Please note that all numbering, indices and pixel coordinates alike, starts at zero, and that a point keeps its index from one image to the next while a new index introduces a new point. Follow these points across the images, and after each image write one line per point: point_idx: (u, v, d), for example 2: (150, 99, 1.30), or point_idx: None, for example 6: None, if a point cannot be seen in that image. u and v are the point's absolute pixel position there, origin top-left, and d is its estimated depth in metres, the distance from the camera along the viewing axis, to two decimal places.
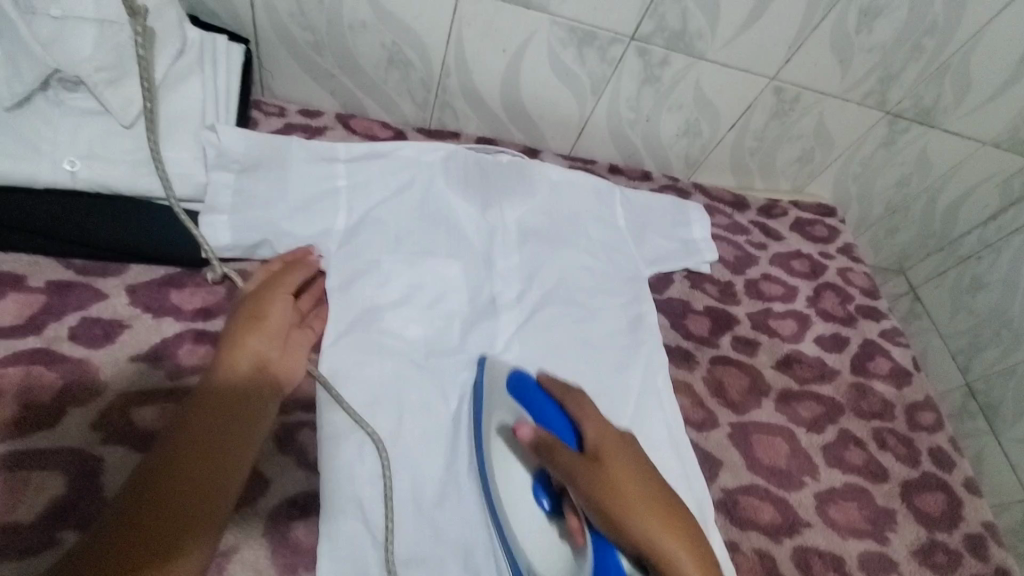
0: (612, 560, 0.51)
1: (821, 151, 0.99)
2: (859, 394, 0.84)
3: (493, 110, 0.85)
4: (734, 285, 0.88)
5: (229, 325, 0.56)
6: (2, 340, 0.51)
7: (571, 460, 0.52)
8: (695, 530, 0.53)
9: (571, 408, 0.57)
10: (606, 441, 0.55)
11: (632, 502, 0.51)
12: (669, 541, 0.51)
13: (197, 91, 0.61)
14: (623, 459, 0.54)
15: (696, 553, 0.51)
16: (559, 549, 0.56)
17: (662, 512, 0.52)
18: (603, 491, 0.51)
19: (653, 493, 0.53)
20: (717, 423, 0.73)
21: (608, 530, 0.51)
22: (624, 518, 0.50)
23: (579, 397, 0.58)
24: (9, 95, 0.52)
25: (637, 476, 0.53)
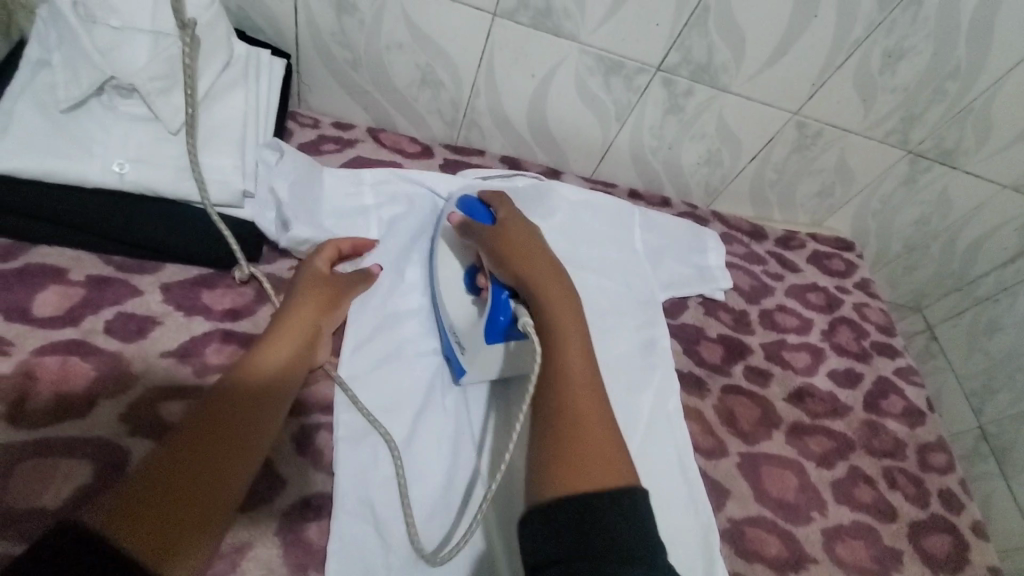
0: (500, 297, 0.63)
1: (841, 186, 1.00)
2: (870, 431, 0.83)
3: (519, 131, 0.87)
4: (749, 314, 0.89)
5: (297, 308, 0.59)
6: (42, 330, 0.54)
7: (479, 228, 0.67)
8: (570, 291, 0.61)
9: (491, 205, 0.71)
10: (512, 219, 0.68)
11: (516, 249, 0.64)
12: (549, 286, 0.60)
13: (240, 104, 0.64)
14: (517, 226, 0.67)
15: (568, 300, 0.60)
16: (470, 314, 0.68)
17: (552, 270, 0.62)
18: (498, 243, 0.64)
19: (545, 257, 0.64)
20: (727, 452, 0.73)
21: (499, 270, 0.63)
22: (510, 256, 0.63)
23: (502, 198, 0.72)
24: (66, 98, 0.56)
25: (531, 245, 0.65)
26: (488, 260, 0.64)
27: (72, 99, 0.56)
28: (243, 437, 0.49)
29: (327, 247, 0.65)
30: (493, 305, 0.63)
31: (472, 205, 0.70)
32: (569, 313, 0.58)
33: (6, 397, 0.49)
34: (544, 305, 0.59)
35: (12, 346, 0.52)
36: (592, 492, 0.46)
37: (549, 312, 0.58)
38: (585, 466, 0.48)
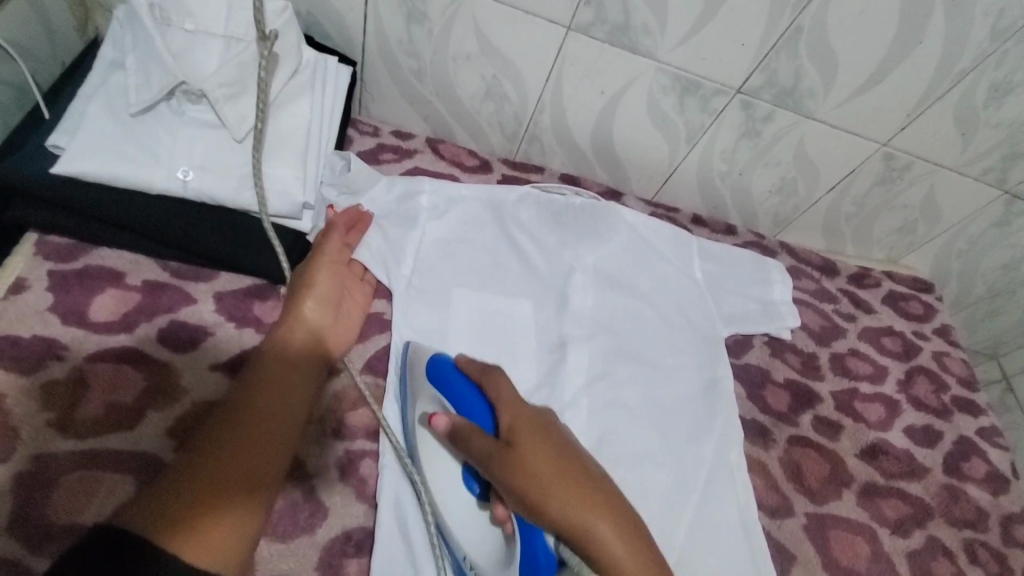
0: (537, 544, 0.47)
1: (925, 224, 0.92)
2: (951, 497, 0.75)
3: (581, 149, 0.84)
4: (818, 357, 0.82)
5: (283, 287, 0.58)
6: (96, 336, 0.53)
7: (485, 448, 0.48)
8: (622, 509, 0.46)
9: (490, 392, 0.52)
10: (520, 424, 0.49)
11: (543, 481, 0.45)
12: (603, 532, 0.44)
13: (305, 111, 0.62)
14: (534, 444, 0.47)
15: (624, 531, 0.45)
16: (492, 537, 0.52)
17: (594, 496, 0.46)
18: (514, 478, 0.46)
19: (580, 487, 0.46)
20: (792, 511, 0.67)
21: (528, 514, 0.46)
22: (537, 496, 0.45)
23: (495, 376, 0.54)
24: (137, 101, 0.55)
25: (558, 459, 0.47)
26: (504, 495, 0.47)
27: (141, 103, 0.55)
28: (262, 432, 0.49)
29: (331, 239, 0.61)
30: (526, 559, 0.47)
31: (447, 380, 0.56)
32: (630, 552, 0.44)
33: (58, 403, 0.49)
34: (603, 559, 0.44)
35: (66, 351, 0.51)
36: None
37: (616, 574, 0.43)
38: None
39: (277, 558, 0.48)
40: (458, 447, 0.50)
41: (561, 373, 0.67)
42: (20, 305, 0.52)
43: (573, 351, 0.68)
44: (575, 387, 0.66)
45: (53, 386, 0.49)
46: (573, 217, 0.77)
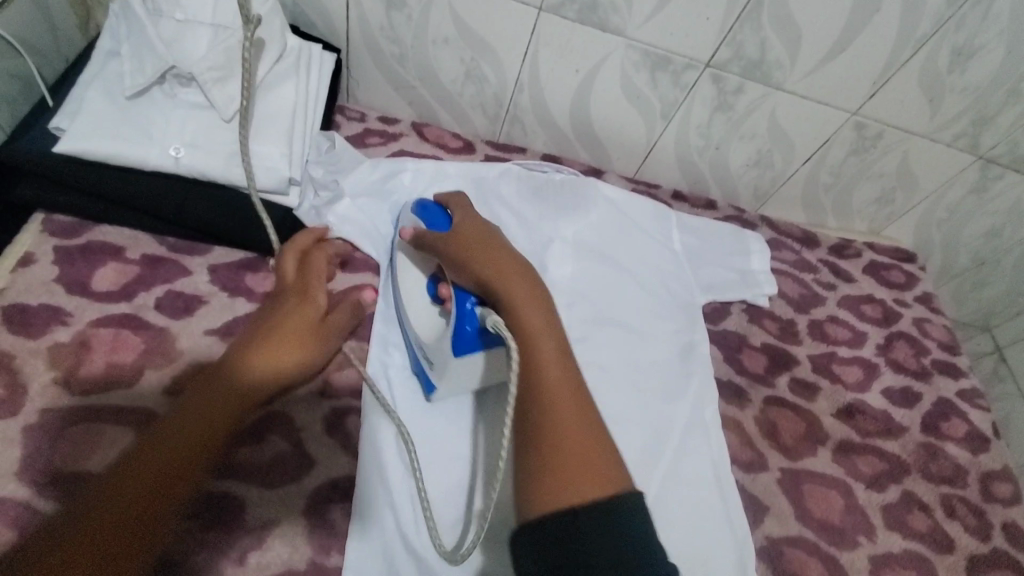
0: (463, 306, 0.58)
1: (902, 193, 0.94)
2: (928, 455, 0.77)
3: (561, 128, 0.87)
4: (797, 323, 0.84)
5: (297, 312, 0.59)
6: (98, 303, 0.57)
7: (435, 237, 0.62)
8: (535, 283, 0.56)
9: (451, 208, 0.66)
10: (470, 220, 0.63)
11: (473, 248, 0.58)
12: (515, 289, 0.54)
13: (290, 95, 0.66)
14: (475, 228, 0.61)
15: (530, 296, 0.54)
16: (436, 324, 0.64)
17: (512, 267, 0.56)
18: (455, 250, 0.59)
19: (506, 257, 0.58)
20: (767, 466, 0.69)
21: (460, 274, 0.58)
22: (463, 258, 0.58)
23: (460, 199, 0.67)
24: (132, 85, 0.59)
25: (492, 242, 0.59)
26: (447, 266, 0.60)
27: (136, 86, 0.59)
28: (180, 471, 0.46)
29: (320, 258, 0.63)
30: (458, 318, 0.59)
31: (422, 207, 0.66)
32: (530, 309, 0.53)
33: (63, 363, 0.53)
34: (506, 303, 0.54)
35: (71, 317, 0.55)
36: (591, 500, 0.42)
37: (518, 315, 0.53)
38: (569, 472, 0.43)
39: (268, 502, 0.51)
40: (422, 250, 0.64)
41: None
42: (28, 276, 0.56)
43: None
44: None
45: (59, 348, 0.53)
46: (553, 191, 0.81)
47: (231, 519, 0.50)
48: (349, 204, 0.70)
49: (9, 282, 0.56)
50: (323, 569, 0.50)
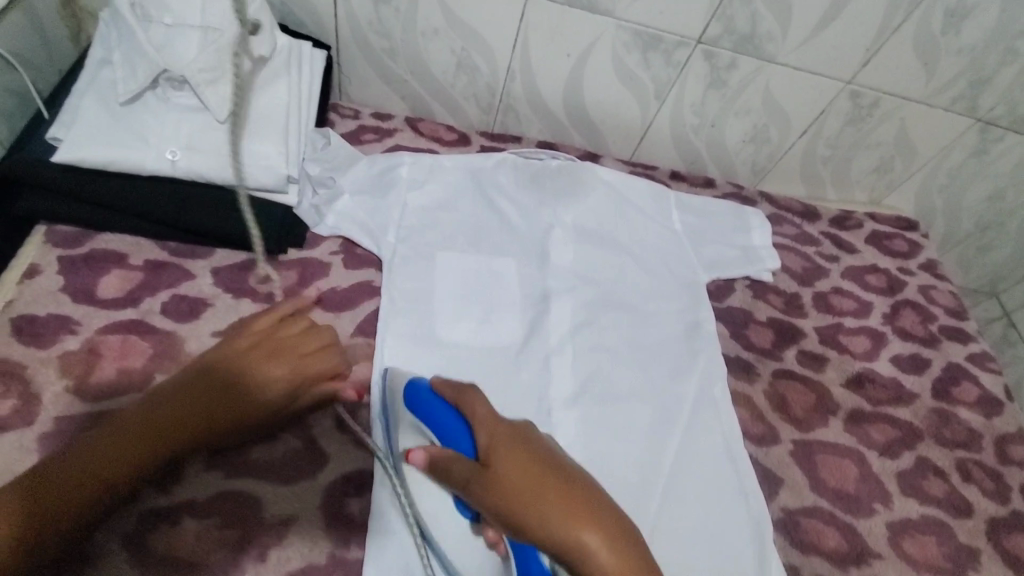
0: (530, 562, 0.44)
1: (901, 161, 0.93)
2: (940, 420, 0.77)
3: (555, 115, 0.86)
4: (802, 297, 0.84)
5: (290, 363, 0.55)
6: (105, 311, 0.57)
7: (465, 471, 0.44)
8: (610, 513, 0.43)
9: (463, 408, 0.48)
10: (500, 442, 0.45)
11: (525, 495, 0.42)
12: (596, 549, 0.41)
13: (283, 94, 0.66)
14: (516, 461, 0.43)
15: (613, 538, 0.42)
16: (487, 563, 0.52)
17: (579, 502, 0.43)
18: (501, 506, 0.42)
19: (562, 493, 0.43)
20: (779, 438, 0.69)
21: (514, 532, 0.43)
22: (523, 516, 0.41)
23: (471, 392, 0.49)
24: (125, 91, 0.59)
25: (542, 470, 0.43)
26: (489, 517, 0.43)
27: (129, 92, 0.59)
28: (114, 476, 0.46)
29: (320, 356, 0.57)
30: (522, 568, 0.45)
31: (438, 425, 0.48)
32: (621, 566, 0.41)
33: (74, 371, 0.53)
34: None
35: (79, 325, 0.56)
36: None
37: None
38: None
39: (284, 498, 0.52)
40: (439, 478, 0.45)
41: (544, 323, 0.69)
42: (34, 287, 0.57)
43: (556, 301, 0.72)
44: (560, 334, 0.69)
45: (69, 356, 0.54)
46: (550, 178, 0.81)
47: (249, 516, 0.50)
48: (349, 201, 0.70)
49: (16, 294, 0.56)
50: (343, 562, 0.50)
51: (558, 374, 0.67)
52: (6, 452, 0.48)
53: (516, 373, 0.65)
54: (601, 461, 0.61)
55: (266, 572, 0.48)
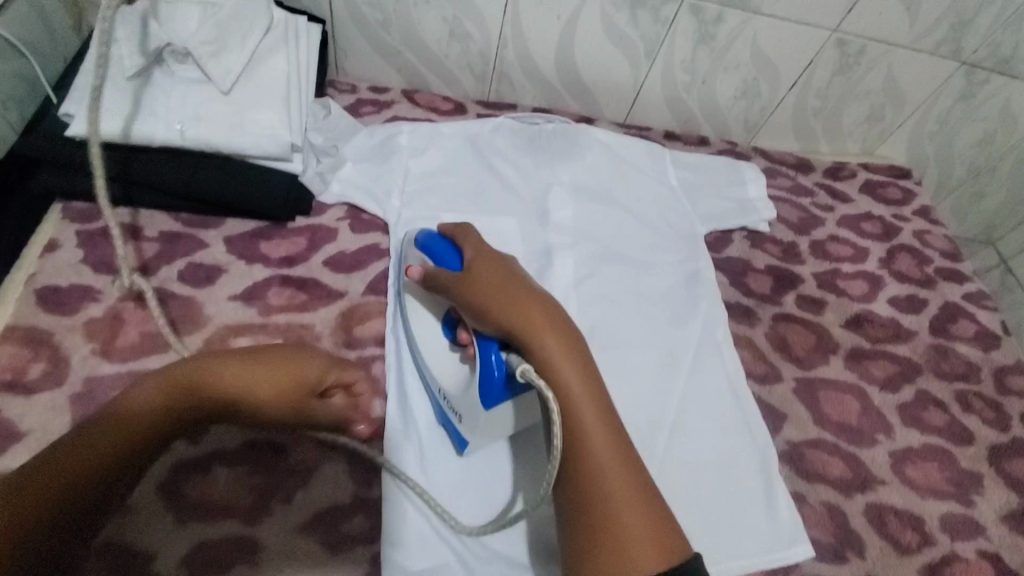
0: (491, 357, 0.50)
1: (891, 108, 0.95)
2: (939, 355, 0.79)
3: (548, 80, 0.88)
4: (799, 245, 0.86)
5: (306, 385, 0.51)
6: (125, 280, 0.59)
7: (448, 278, 0.54)
8: (559, 313, 0.48)
9: (458, 239, 0.58)
10: (481, 260, 0.53)
11: (488, 291, 0.50)
12: (546, 339, 0.46)
13: (282, 65, 0.67)
14: (488, 270, 0.52)
15: (560, 330, 0.46)
16: (458, 370, 0.57)
17: (536, 304, 0.48)
18: (469, 299, 0.51)
19: (523, 292, 0.49)
20: (781, 377, 0.71)
21: (480, 322, 0.50)
22: (480, 298, 0.50)
23: (467, 229, 0.59)
24: (131, 65, 0.61)
25: (508, 279, 0.50)
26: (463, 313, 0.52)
27: (135, 66, 0.61)
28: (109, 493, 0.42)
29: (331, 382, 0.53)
30: (483, 372, 0.50)
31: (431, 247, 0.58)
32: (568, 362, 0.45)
33: (100, 335, 0.55)
34: (531, 347, 0.46)
35: (101, 293, 0.58)
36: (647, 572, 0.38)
37: (541, 355, 0.45)
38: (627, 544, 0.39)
39: (308, 446, 0.54)
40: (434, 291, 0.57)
41: (548, 277, 0.72)
42: (55, 260, 0.59)
43: (558, 256, 0.74)
44: (564, 286, 0.72)
45: (93, 322, 0.56)
46: (546, 140, 0.83)
47: (275, 463, 0.52)
48: (353, 168, 0.72)
49: (39, 267, 0.58)
50: (367, 501, 0.53)
51: None
52: (41, 411, 0.50)
53: None
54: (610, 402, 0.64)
55: (295, 513, 0.50)
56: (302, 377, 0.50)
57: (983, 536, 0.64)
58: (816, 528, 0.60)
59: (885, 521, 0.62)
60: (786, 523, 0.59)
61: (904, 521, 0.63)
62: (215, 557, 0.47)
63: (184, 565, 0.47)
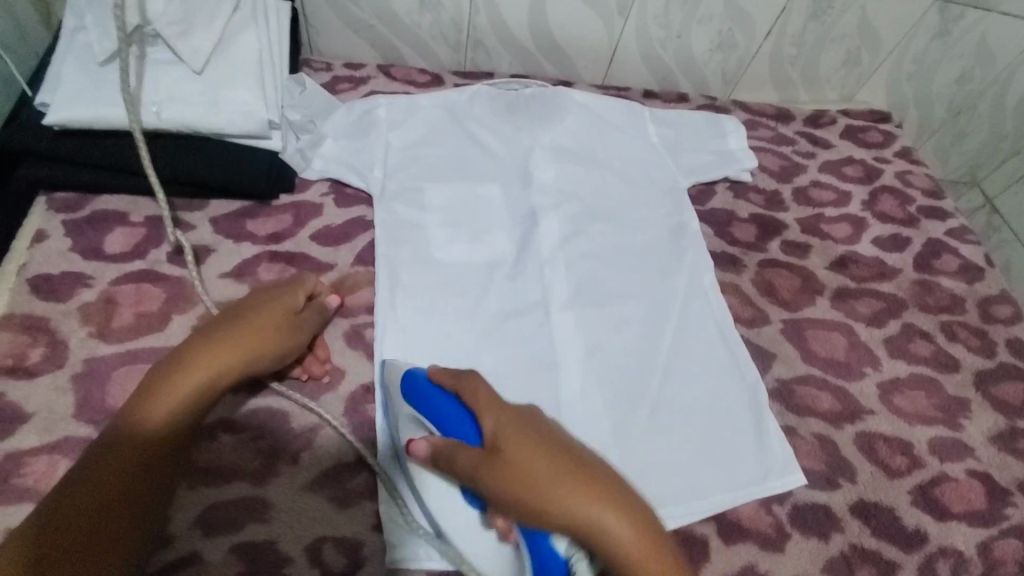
0: (545, 549, 0.43)
1: (867, 51, 0.96)
2: (923, 290, 0.80)
3: (523, 45, 0.88)
4: (782, 193, 0.87)
5: (266, 337, 0.51)
6: (115, 264, 0.60)
7: (474, 459, 0.44)
8: (625, 490, 0.43)
9: (467, 400, 0.48)
10: (507, 427, 0.45)
11: (537, 480, 0.42)
12: (617, 531, 0.41)
13: (253, 42, 0.67)
14: (523, 441, 0.44)
15: (640, 525, 0.42)
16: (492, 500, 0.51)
17: (602, 489, 0.42)
18: (513, 487, 0.42)
19: (576, 474, 0.42)
20: (768, 320, 0.73)
21: (529, 520, 0.42)
22: (535, 497, 0.41)
23: (472, 381, 0.49)
24: (100, 51, 0.61)
25: (552, 455, 0.43)
26: (494, 504, 0.44)
27: (106, 52, 0.61)
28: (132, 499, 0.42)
29: (288, 316, 0.54)
30: (537, 562, 0.44)
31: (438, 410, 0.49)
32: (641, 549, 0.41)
33: (95, 318, 0.56)
34: (609, 547, 0.41)
35: (93, 279, 0.59)
36: None
37: (620, 554, 0.41)
38: None
39: (309, 410, 0.56)
40: (443, 469, 0.46)
41: (535, 238, 0.72)
42: (45, 250, 0.60)
43: (543, 216, 0.74)
44: (551, 244, 0.73)
45: (88, 306, 0.57)
46: (524, 104, 0.83)
47: (277, 428, 0.54)
48: (333, 144, 0.73)
49: (29, 257, 0.59)
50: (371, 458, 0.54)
51: (554, 282, 0.70)
52: (44, 393, 0.52)
53: (513, 285, 0.69)
54: (601, 352, 0.66)
55: (301, 473, 0.52)
56: (280, 321, 0.53)
57: (971, 456, 0.66)
58: (808, 458, 0.62)
59: (875, 449, 0.64)
60: (776, 454, 0.61)
61: (894, 448, 0.65)
62: (227, 517, 0.49)
63: (198, 526, 0.48)
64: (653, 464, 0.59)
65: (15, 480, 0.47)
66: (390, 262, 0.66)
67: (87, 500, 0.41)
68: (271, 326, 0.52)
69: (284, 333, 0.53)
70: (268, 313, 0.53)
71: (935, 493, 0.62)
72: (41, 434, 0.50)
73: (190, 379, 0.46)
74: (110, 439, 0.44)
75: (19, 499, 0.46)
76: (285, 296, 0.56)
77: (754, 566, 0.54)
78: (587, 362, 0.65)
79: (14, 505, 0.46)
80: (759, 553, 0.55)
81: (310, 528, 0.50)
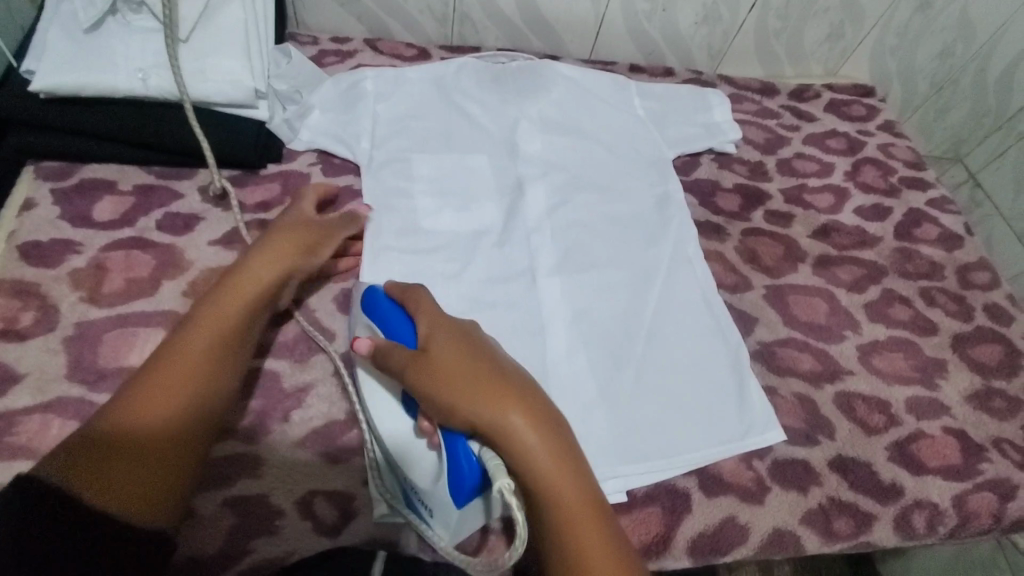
0: (460, 454, 0.44)
1: (851, 25, 0.97)
2: (904, 257, 0.82)
3: (510, 19, 0.89)
4: (766, 164, 0.88)
5: (282, 242, 0.57)
6: (105, 232, 0.61)
7: (404, 358, 0.47)
8: (538, 400, 0.46)
9: (411, 308, 0.51)
10: (438, 333, 0.48)
11: (454, 379, 0.45)
12: (517, 426, 0.44)
13: (239, 11, 0.67)
14: (448, 346, 0.47)
15: (541, 422, 0.45)
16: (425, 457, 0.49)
17: (510, 390, 0.45)
18: (432, 384, 0.45)
19: (490, 376, 0.46)
20: (751, 285, 0.74)
21: (445, 418, 0.45)
22: (452, 397, 0.44)
23: (419, 294, 0.52)
24: (86, 18, 0.62)
25: (473, 361, 0.46)
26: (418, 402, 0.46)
27: (92, 19, 0.62)
28: (186, 388, 0.46)
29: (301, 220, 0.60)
30: (451, 465, 0.45)
31: (378, 307, 0.52)
32: (543, 446, 0.44)
33: (86, 284, 0.57)
34: (518, 455, 0.43)
35: (83, 247, 0.59)
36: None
37: (520, 454, 0.43)
38: None
39: (300, 371, 0.57)
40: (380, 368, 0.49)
41: (522, 207, 0.73)
42: (33, 218, 0.60)
43: (530, 187, 0.75)
44: (538, 213, 0.73)
45: (78, 273, 0.57)
46: (511, 77, 0.83)
47: (269, 388, 0.55)
48: (321, 115, 0.73)
49: (18, 225, 0.59)
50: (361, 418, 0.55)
51: (540, 250, 0.71)
52: (36, 354, 0.52)
53: (498, 252, 0.70)
54: (586, 318, 0.67)
55: (291, 432, 0.53)
56: (280, 265, 0.55)
57: (947, 415, 0.67)
58: (788, 416, 0.64)
59: (853, 407, 0.66)
60: (758, 411, 0.63)
61: (872, 406, 0.66)
62: (219, 473, 0.50)
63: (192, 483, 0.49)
64: (634, 422, 0.60)
65: (9, 437, 0.48)
66: (378, 232, 0.67)
67: (143, 391, 0.45)
68: (294, 232, 0.59)
69: (302, 235, 0.59)
70: (286, 221, 0.60)
71: (911, 449, 0.64)
72: (35, 394, 0.50)
73: (222, 286, 0.53)
74: (167, 345, 0.48)
75: (12, 455, 0.47)
76: (323, 231, 0.61)
77: (734, 517, 0.56)
78: (573, 327, 0.66)
79: (8, 460, 0.47)
80: (739, 505, 0.57)
81: (301, 483, 0.51)
